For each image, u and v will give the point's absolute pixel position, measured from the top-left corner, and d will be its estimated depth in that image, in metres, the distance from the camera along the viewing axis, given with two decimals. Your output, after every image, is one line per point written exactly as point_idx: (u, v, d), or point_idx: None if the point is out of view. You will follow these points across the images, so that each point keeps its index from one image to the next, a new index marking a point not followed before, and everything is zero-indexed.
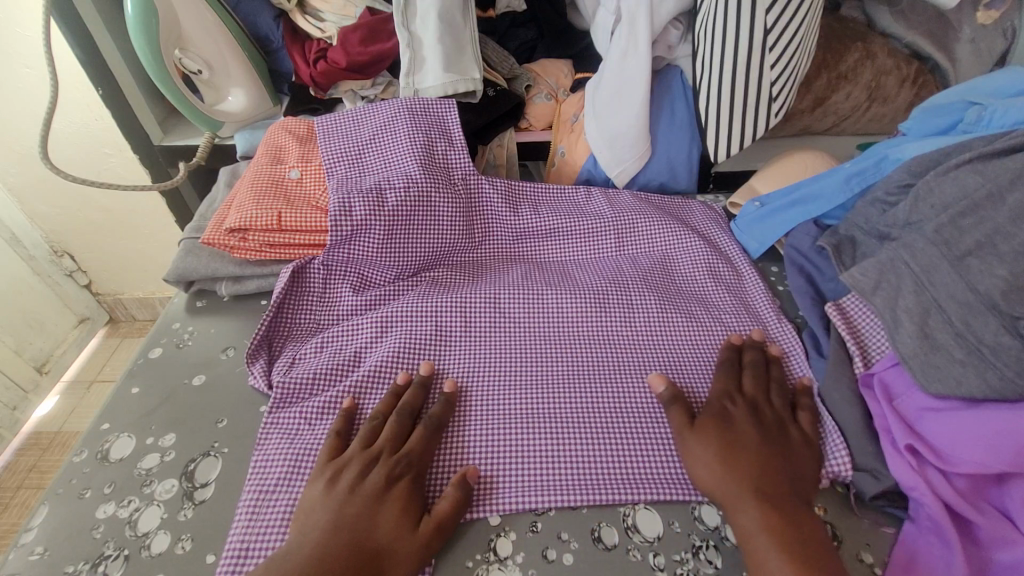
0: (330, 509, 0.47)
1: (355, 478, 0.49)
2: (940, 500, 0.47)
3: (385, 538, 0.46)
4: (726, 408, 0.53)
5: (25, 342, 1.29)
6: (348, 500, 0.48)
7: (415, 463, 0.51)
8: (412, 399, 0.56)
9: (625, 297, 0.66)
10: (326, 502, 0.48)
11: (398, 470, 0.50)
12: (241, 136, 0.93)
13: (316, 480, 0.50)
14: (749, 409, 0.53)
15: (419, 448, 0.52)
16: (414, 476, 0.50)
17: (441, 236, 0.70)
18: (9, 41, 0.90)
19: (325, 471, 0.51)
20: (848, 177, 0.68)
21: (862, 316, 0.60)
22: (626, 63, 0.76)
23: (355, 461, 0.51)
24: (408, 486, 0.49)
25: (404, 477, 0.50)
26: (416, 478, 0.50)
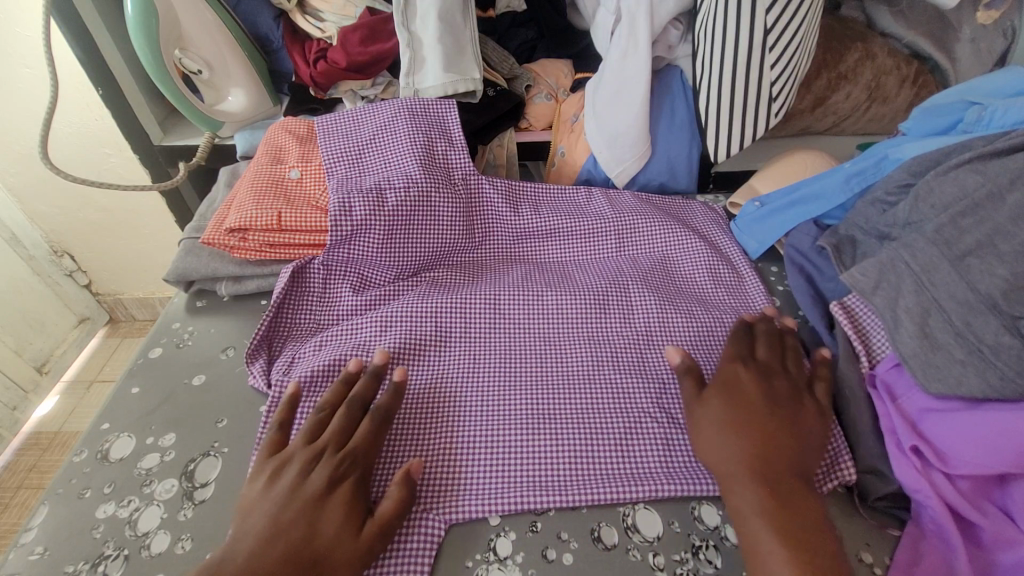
0: (257, 512, 0.46)
1: (296, 477, 0.48)
2: (944, 503, 0.47)
3: (325, 542, 0.45)
4: (738, 374, 0.54)
5: (25, 342, 1.29)
6: (286, 503, 0.46)
7: (360, 462, 0.50)
8: (361, 391, 0.55)
9: (625, 297, 0.66)
10: (265, 502, 0.47)
11: (343, 468, 0.49)
12: (241, 136, 0.93)
13: (255, 479, 0.49)
14: (759, 375, 0.54)
15: (366, 445, 0.51)
16: (359, 475, 0.49)
17: (441, 236, 0.70)
18: (10, 41, 0.90)
19: (264, 471, 0.49)
20: (848, 177, 0.68)
21: (866, 314, 0.59)
22: (626, 63, 0.76)
23: (295, 459, 0.49)
24: (350, 487, 0.48)
25: (348, 476, 0.49)
26: (360, 478, 0.49)
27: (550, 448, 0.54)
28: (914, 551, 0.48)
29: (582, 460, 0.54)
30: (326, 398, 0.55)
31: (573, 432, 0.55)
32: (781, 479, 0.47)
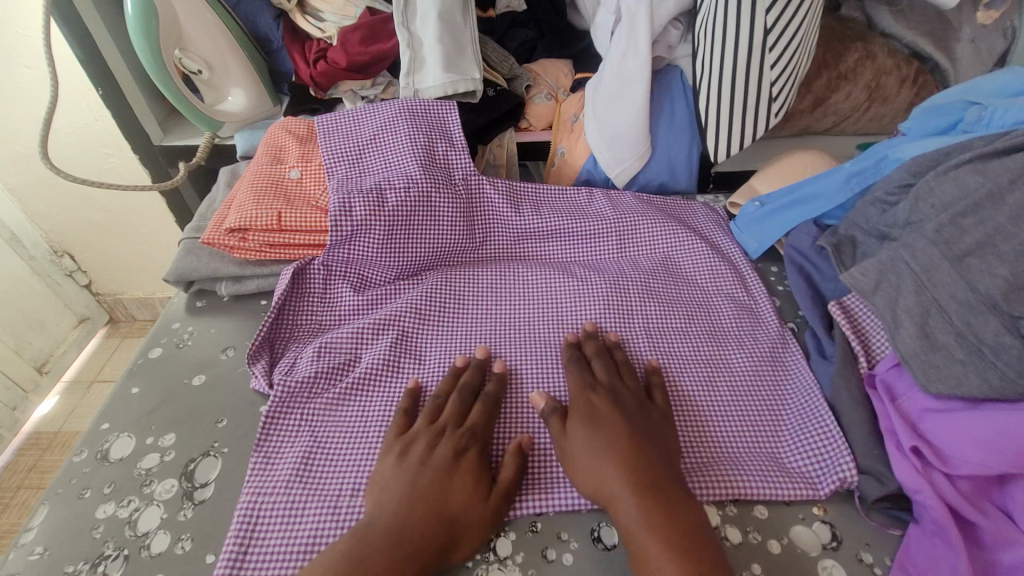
0: (426, 478, 0.49)
1: (424, 451, 0.51)
2: (944, 502, 0.47)
3: (459, 508, 0.48)
4: (591, 402, 0.54)
5: (25, 342, 1.29)
6: (420, 472, 0.50)
7: (478, 436, 0.53)
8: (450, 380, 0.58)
9: (628, 301, 0.66)
10: (399, 475, 0.50)
11: (464, 443, 0.52)
12: (241, 136, 0.93)
13: (386, 454, 0.52)
14: (610, 397, 0.54)
15: (480, 422, 0.54)
16: (480, 448, 0.52)
17: (441, 235, 0.70)
18: (10, 41, 0.90)
19: (395, 446, 0.52)
20: (848, 177, 0.68)
21: (865, 315, 0.60)
22: (626, 63, 0.76)
23: (420, 438, 0.52)
24: (475, 457, 0.51)
25: (470, 449, 0.52)
26: (480, 451, 0.52)
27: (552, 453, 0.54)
28: (915, 551, 0.48)
29: None
30: (438, 387, 0.58)
31: None
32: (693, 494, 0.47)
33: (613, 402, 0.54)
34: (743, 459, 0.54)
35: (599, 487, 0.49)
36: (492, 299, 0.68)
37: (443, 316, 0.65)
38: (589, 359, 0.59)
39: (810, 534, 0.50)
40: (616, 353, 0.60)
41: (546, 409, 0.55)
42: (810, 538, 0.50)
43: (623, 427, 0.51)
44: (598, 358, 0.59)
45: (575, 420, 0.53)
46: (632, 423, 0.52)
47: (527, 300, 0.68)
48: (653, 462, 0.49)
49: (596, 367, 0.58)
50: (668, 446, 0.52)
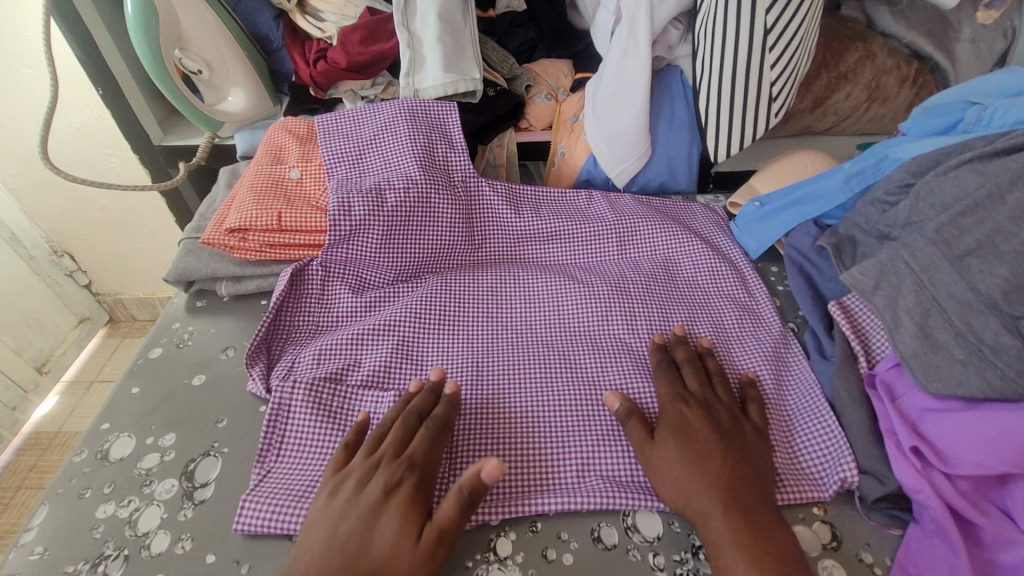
0: (349, 521, 0.46)
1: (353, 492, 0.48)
2: (944, 502, 0.47)
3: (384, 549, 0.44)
4: (683, 414, 0.53)
5: (25, 342, 1.29)
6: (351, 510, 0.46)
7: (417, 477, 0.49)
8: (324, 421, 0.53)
9: (629, 303, 0.66)
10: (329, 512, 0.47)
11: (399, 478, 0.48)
12: (241, 136, 0.93)
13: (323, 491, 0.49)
14: (701, 408, 0.53)
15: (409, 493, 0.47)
16: (418, 478, 0.49)
17: (440, 236, 0.70)
18: (10, 41, 0.90)
19: (328, 485, 0.49)
20: (848, 177, 0.68)
21: (864, 314, 0.60)
22: (626, 62, 0.76)
23: (355, 473, 0.49)
24: (411, 490, 0.48)
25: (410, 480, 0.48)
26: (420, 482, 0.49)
27: (554, 458, 0.54)
28: (915, 551, 0.48)
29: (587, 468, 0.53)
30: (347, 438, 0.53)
31: (577, 440, 0.55)
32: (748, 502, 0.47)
33: (705, 412, 0.53)
34: (786, 457, 0.54)
35: (689, 503, 0.48)
36: (493, 303, 0.68)
37: (443, 320, 0.65)
38: (679, 365, 0.59)
39: (810, 534, 0.50)
40: (707, 361, 0.59)
41: (630, 419, 0.54)
42: (810, 538, 0.50)
43: (701, 436, 0.51)
44: (689, 366, 0.58)
45: (665, 433, 0.52)
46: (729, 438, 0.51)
47: (529, 304, 0.68)
48: (740, 478, 0.48)
49: (686, 376, 0.57)
50: (759, 464, 0.50)
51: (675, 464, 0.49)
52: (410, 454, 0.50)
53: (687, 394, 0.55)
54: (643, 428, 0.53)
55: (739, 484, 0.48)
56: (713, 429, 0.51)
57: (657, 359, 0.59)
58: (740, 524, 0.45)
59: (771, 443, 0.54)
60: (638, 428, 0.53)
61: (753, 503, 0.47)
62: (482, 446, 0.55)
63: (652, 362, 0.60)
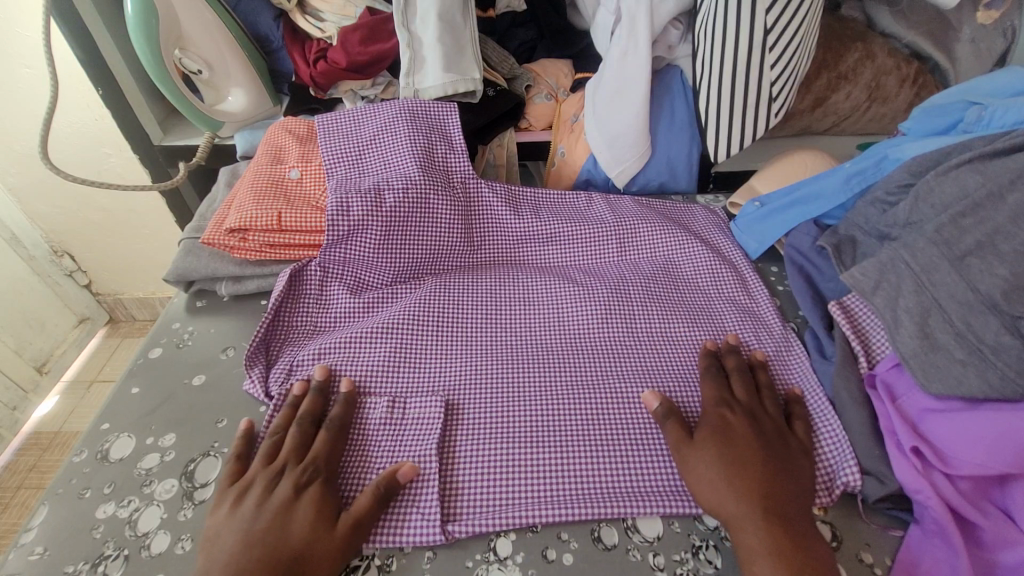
0: (264, 520, 0.46)
1: (259, 495, 0.48)
2: (944, 502, 0.47)
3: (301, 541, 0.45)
4: (726, 419, 0.52)
5: (25, 342, 1.29)
6: (256, 516, 0.47)
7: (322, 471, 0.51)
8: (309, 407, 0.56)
9: (629, 306, 0.66)
10: (230, 523, 0.47)
11: (306, 478, 0.49)
12: (241, 136, 0.93)
13: (220, 504, 0.49)
14: (746, 416, 0.53)
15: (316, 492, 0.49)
16: (324, 478, 0.50)
17: (440, 237, 0.71)
18: (10, 41, 0.90)
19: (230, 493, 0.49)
20: (848, 177, 0.68)
21: (865, 314, 0.60)
22: (626, 62, 0.76)
23: (260, 480, 0.49)
24: (320, 489, 0.49)
25: (313, 482, 0.49)
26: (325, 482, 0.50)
27: (553, 461, 0.54)
28: (915, 551, 0.48)
29: (586, 472, 0.53)
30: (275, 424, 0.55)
31: (577, 443, 0.55)
32: (778, 505, 0.46)
33: (750, 419, 0.52)
34: None
35: (721, 509, 0.47)
36: (492, 304, 0.68)
37: (442, 323, 0.65)
38: (728, 373, 0.58)
39: None
40: (704, 360, 0.60)
41: (667, 420, 0.54)
42: None
43: (749, 445, 0.50)
44: (712, 372, 0.58)
45: (705, 436, 0.51)
46: (762, 441, 0.50)
47: (527, 306, 0.68)
48: (772, 485, 0.47)
49: (734, 384, 0.56)
50: (791, 465, 0.50)
51: (709, 469, 0.49)
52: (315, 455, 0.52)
53: (733, 401, 0.54)
54: (681, 429, 0.53)
55: (771, 489, 0.47)
56: (756, 439, 0.50)
57: (706, 363, 0.59)
58: (773, 535, 0.44)
59: (807, 444, 0.53)
60: (676, 429, 0.53)
61: (783, 511, 0.46)
62: (481, 450, 0.55)
63: (702, 366, 0.59)
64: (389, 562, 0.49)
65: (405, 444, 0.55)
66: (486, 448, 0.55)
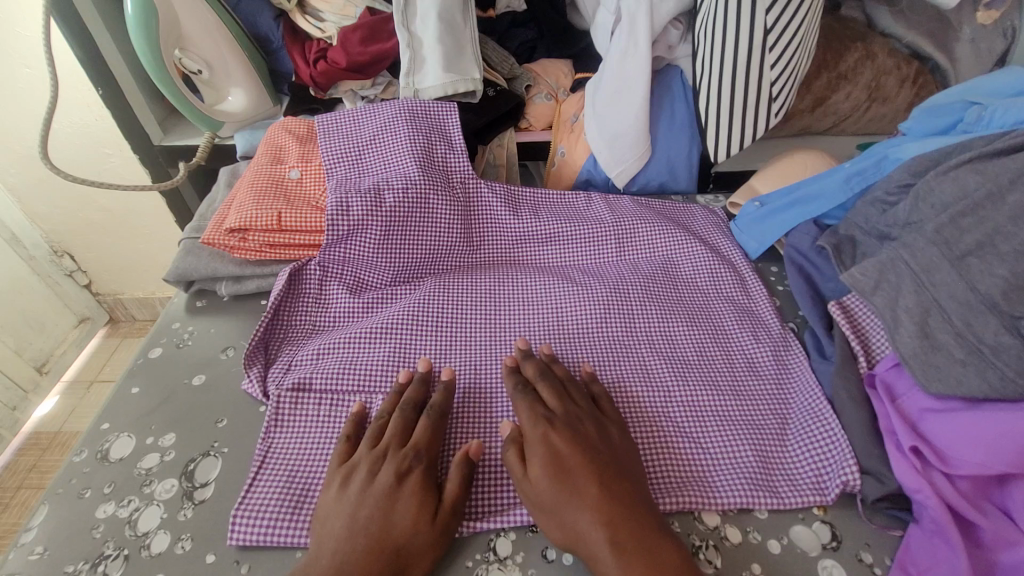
0: (366, 507, 0.47)
1: (365, 478, 0.49)
2: (944, 502, 0.47)
3: (401, 531, 0.46)
4: (550, 441, 0.50)
5: (24, 342, 1.28)
6: (360, 503, 0.47)
7: (425, 455, 0.51)
8: (413, 395, 0.56)
9: (630, 309, 0.66)
10: (340, 506, 0.48)
11: (409, 463, 0.50)
12: (241, 136, 0.93)
13: (357, 471, 0.50)
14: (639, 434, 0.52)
15: (424, 440, 0.52)
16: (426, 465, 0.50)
17: (438, 237, 0.70)
18: (10, 41, 0.90)
19: (336, 476, 0.50)
20: (848, 177, 0.68)
21: (864, 314, 0.60)
22: (626, 62, 0.76)
23: (363, 462, 0.50)
24: (421, 475, 0.49)
25: (414, 469, 0.50)
26: (426, 469, 0.50)
27: None
28: (914, 551, 0.48)
29: None
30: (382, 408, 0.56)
31: None
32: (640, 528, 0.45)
33: (573, 437, 0.50)
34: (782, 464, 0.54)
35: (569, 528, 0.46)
36: (492, 304, 0.68)
37: (442, 324, 0.65)
38: (534, 386, 0.56)
39: (810, 534, 0.50)
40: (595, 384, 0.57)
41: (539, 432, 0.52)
42: (810, 538, 0.50)
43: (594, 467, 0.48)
44: (542, 381, 0.56)
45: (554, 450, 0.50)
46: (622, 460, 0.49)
47: (527, 307, 0.68)
48: (634, 510, 0.46)
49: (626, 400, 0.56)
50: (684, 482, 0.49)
51: (563, 505, 0.46)
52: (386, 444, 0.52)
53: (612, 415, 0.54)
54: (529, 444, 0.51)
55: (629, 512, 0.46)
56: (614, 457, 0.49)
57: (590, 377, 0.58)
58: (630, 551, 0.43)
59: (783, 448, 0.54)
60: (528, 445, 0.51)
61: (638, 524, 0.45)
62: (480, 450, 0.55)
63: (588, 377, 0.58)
64: None
65: None
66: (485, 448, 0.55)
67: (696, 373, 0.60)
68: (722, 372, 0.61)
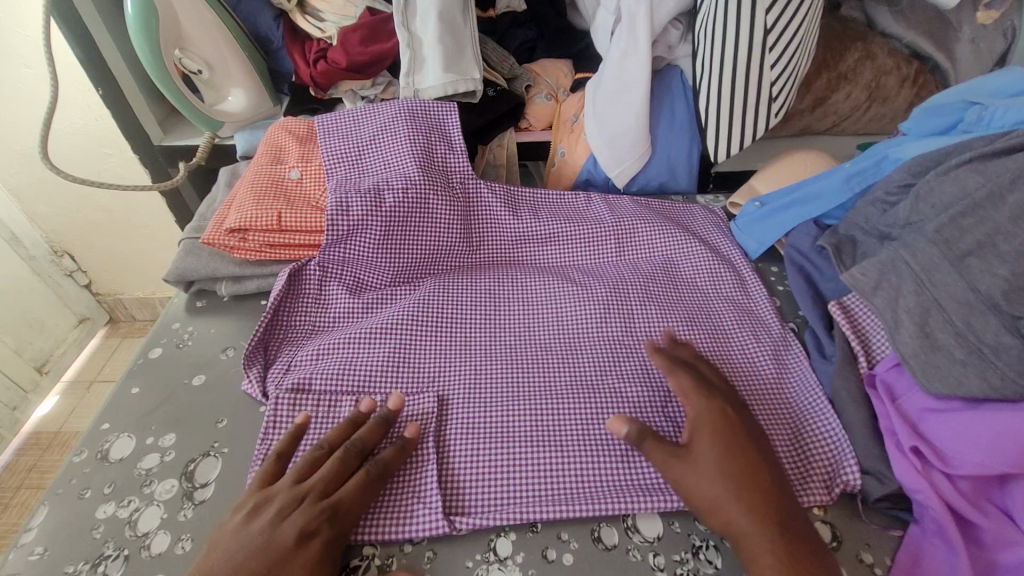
0: (263, 550, 0.44)
1: (275, 518, 0.46)
2: (945, 502, 0.47)
3: None
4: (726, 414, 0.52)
5: (25, 342, 1.28)
6: (264, 539, 0.45)
7: (340, 518, 0.47)
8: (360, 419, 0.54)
9: (628, 309, 0.66)
10: (235, 539, 0.45)
11: (319, 521, 0.46)
12: (241, 136, 0.93)
13: (238, 509, 0.48)
14: None
15: (351, 497, 0.49)
16: (331, 536, 0.47)
17: (437, 237, 0.70)
18: (10, 41, 0.90)
19: (250, 502, 0.48)
20: (848, 177, 0.68)
21: (864, 314, 0.60)
22: (626, 62, 0.76)
23: (279, 498, 0.48)
24: (322, 544, 0.46)
25: (320, 533, 0.46)
26: (331, 539, 0.47)
27: (553, 461, 0.54)
28: (914, 551, 0.48)
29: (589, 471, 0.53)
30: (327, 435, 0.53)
31: (580, 442, 0.55)
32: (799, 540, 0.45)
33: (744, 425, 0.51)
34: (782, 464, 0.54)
35: (720, 510, 0.46)
36: (493, 305, 0.68)
37: (441, 325, 0.65)
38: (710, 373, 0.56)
39: None
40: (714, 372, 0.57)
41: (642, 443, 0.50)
42: None
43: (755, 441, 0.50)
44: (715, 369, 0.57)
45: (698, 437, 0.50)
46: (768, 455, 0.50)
47: (527, 309, 0.67)
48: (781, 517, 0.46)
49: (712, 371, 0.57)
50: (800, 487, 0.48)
51: (714, 478, 0.47)
52: (309, 486, 0.48)
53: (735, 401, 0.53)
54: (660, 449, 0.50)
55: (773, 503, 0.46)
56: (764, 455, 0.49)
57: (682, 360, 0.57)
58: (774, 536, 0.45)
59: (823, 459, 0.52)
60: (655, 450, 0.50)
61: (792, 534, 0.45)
62: (480, 450, 0.54)
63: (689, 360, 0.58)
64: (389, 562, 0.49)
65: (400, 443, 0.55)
66: (487, 448, 0.55)
67: None
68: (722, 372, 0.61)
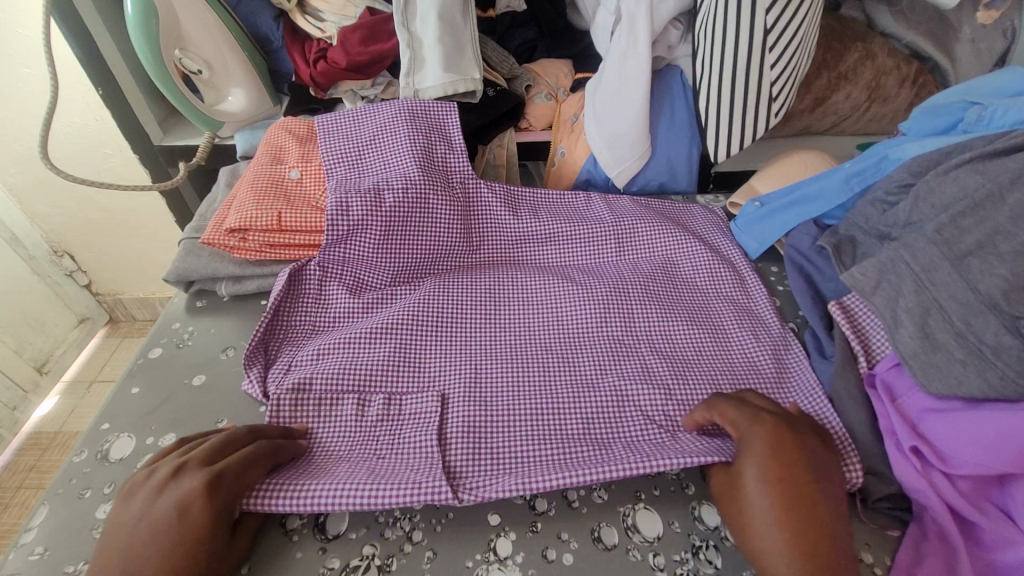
0: (151, 522, 0.43)
1: (157, 489, 0.45)
2: (944, 502, 0.47)
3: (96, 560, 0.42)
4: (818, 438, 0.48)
5: (25, 342, 1.28)
6: (129, 515, 0.44)
7: (226, 484, 0.46)
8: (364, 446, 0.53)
9: (627, 308, 0.66)
10: (129, 512, 0.44)
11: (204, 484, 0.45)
12: (240, 136, 0.93)
13: (130, 483, 0.47)
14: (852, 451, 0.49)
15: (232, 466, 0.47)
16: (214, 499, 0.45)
17: (436, 238, 0.70)
18: (10, 41, 0.90)
19: (136, 478, 0.47)
20: (848, 177, 0.68)
21: (864, 314, 0.60)
22: (626, 63, 0.76)
23: (161, 470, 0.47)
24: (207, 505, 0.44)
25: (206, 495, 0.45)
26: (215, 503, 0.45)
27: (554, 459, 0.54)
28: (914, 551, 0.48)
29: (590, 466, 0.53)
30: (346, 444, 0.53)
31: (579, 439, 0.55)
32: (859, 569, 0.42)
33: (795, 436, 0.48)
34: None
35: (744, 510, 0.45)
36: (492, 304, 0.68)
37: (441, 325, 0.65)
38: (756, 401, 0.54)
39: None
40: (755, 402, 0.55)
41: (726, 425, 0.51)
42: None
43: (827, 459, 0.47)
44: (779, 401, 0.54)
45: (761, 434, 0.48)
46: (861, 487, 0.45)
47: (528, 309, 0.68)
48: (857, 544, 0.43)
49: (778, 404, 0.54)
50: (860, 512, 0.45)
51: (753, 477, 0.46)
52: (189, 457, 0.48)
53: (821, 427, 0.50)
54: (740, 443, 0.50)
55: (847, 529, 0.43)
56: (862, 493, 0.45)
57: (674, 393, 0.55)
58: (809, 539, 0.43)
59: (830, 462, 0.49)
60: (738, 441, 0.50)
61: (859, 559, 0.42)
62: (481, 448, 0.55)
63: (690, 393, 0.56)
64: (389, 562, 0.49)
65: (399, 440, 0.56)
66: (487, 446, 0.55)
67: (695, 372, 0.61)
68: (721, 369, 0.61)
